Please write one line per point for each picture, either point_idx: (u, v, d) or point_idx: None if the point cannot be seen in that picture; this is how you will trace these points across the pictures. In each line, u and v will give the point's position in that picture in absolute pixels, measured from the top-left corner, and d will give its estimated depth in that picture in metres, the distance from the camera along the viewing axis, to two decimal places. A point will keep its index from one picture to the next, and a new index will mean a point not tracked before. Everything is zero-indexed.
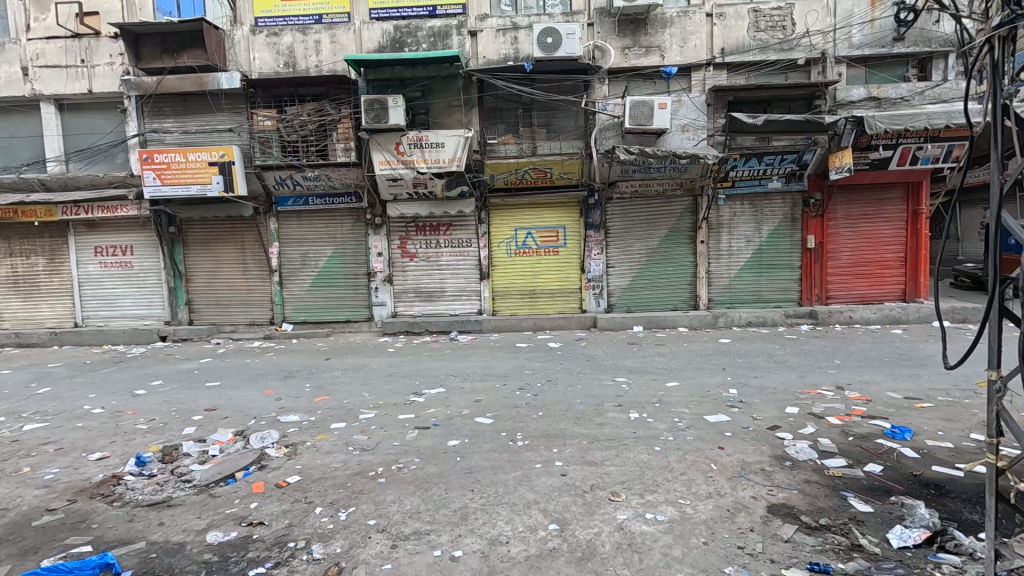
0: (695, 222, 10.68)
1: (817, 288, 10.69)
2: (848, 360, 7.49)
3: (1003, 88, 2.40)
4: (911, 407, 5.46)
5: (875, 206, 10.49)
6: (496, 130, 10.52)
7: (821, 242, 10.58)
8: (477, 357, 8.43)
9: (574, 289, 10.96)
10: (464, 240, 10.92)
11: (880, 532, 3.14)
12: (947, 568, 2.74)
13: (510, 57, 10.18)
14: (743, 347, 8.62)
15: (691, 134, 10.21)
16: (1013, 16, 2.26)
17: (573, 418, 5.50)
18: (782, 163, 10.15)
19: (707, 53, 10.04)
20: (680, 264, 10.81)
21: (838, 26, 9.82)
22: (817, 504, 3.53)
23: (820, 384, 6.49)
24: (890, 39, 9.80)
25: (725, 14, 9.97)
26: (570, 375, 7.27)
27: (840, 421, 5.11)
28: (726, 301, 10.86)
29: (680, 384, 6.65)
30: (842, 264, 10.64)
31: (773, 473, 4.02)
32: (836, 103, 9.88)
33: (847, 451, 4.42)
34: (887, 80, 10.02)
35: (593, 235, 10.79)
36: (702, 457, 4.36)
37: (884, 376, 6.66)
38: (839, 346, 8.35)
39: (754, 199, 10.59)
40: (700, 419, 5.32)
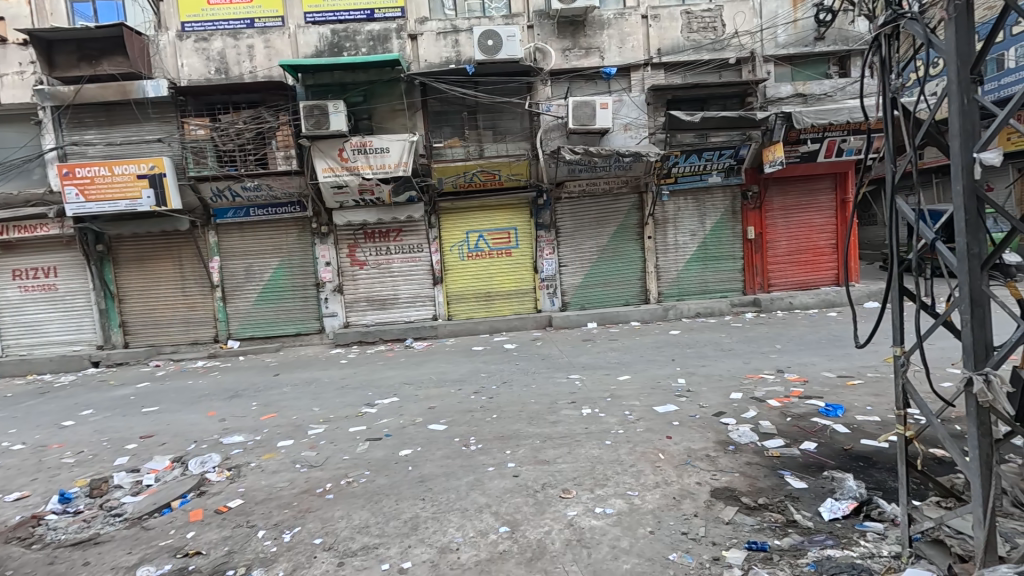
0: (641, 219, 10.97)
1: (759, 277, 11.17)
2: (788, 344, 7.86)
3: (891, 83, 2.60)
4: (844, 385, 5.79)
5: (807, 196, 11.06)
6: (442, 133, 10.43)
7: (760, 232, 11.07)
8: (432, 364, 8.32)
9: (528, 289, 11.01)
10: (415, 245, 10.77)
11: (813, 507, 3.29)
12: (871, 535, 2.90)
13: (452, 60, 10.14)
14: (692, 338, 8.91)
15: (632, 133, 10.43)
16: (894, 16, 2.47)
17: (527, 418, 5.52)
18: (721, 159, 10.51)
19: (644, 53, 10.33)
20: (630, 260, 11.06)
21: (763, 26, 10.30)
22: (757, 484, 3.67)
23: (763, 368, 6.77)
24: (812, 38, 10.37)
25: (660, 15, 10.27)
26: (525, 375, 7.31)
27: (779, 403, 5.35)
28: (676, 294, 11.18)
29: (632, 377, 6.79)
30: (781, 252, 11.15)
31: (717, 458, 4.16)
32: (766, 100, 10.35)
33: (785, 431, 4.62)
34: (811, 77, 10.57)
35: (544, 235, 10.88)
36: (650, 448, 4.46)
37: (820, 357, 7.02)
38: (780, 332, 8.75)
39: (696, 194, 10.96)
40: (649, 410, 5.45)
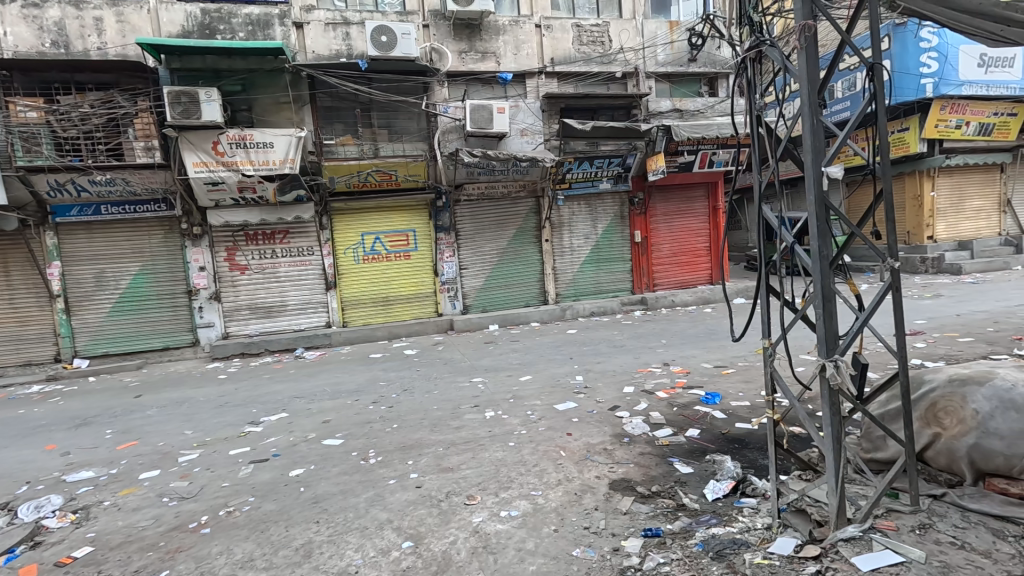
0: (538, 222, 11.27)
1: (646, 277, 12.02)
2: (672, 339, 8.54)
3: (757, 102, 2.90)
4: (720, 374, 6.40)
5: (685, 203, 12.12)
6: (333, 130, 9.87)
7: (646, 236, 11.91)
8: (326, 374, 7.81)
9: (429, 293, 10.79)
10: (304, 248, 10.05)
11: (699, 489, 3.55)
12: (747, 510, 3.19)
13: (343, 53, 9.62)
14: (587, 336, 9.33)
15: (529, 138, 10.66)
16: (758, 42, 2.77)
17: (429, 425, 5.38)
18: (610, 166, 11.11)
19: (538, 62, 10.63)
20: (529, 262, 11.31)
21: (646, 45, 11.08)
22: (650, 473, 3.90)
23: (651, 362, 7.27)
24: (686, 59, 11.39)
25: (552, 26, 10.65)
26: (427, 381, 7.13)
27: (667, 394, 5.76)
28: (573, 294, 11.64)
29: (533, 377, 6.92)
30: (665, 254, 12.09)
31: (614, 451, 4.35)
32: (648, 113, 11.17)
33: (673, 421, 4.97)
34: (686, 94, 11.61)
35: (444, 237, 10.72)
36: (552, 445, 4.57)
37: (699, 350, 7.70)
38: (665, 328, 9.48)
39: (588, 199, 11.51)
40: (550, 409, 5.58)
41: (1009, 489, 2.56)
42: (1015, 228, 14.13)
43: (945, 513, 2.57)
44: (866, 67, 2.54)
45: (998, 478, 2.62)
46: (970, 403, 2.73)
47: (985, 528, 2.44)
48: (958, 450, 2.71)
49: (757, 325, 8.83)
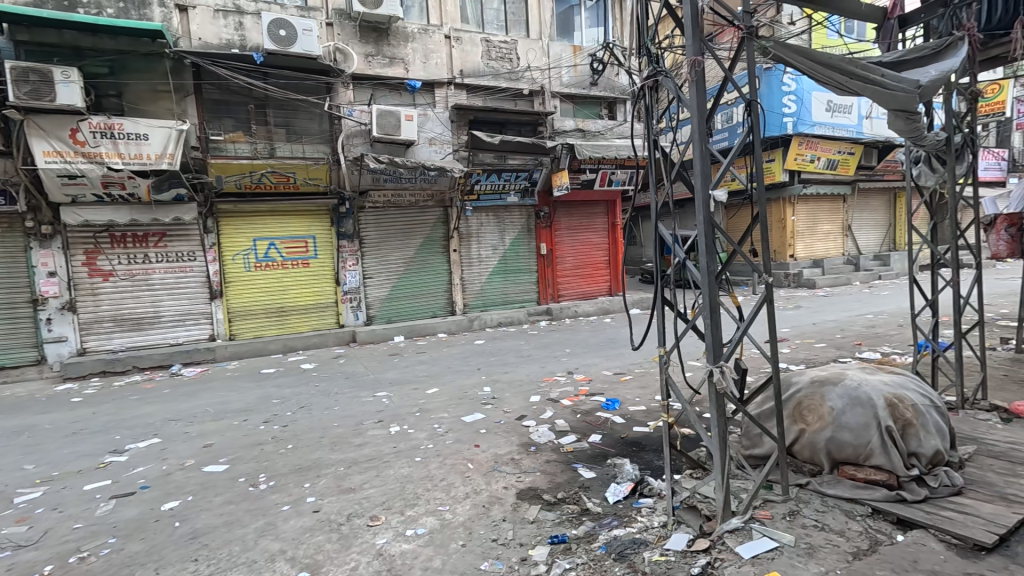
0: (446, 232, 11.20)
1: (551, 288, 12.40)
2: (575, 348, 8.88)
3: (653, 127, 3.12)
4: (619, 381, 6.76)
5: (587, 218, 12.73)
6: (222, 125, 9.04)
7: (551, 248, 12.31)
8: (208, 393, 7.05)
9: (329, 303, 10.22)
10: (183, 253, 9.04)
11: (601, 493, 3.69)
12: (645, 510, 3.37)
13: (235, 44, 8.90)
14: (495, 346, 9.40)
15: (438, 147, 10.59)
16: (655, 72, 2.99)
17: (328, 444, 5.06)
18: (517, 180, 11.37)
19: (447, 72, 10.63)
20: (437, 272, 11.17)
21: (551, 65, 11.55)
22: (556, 480, 3.98)
23: (556, 371, 7.49)
24: (589, 82, 12.02)
25: (462, 39, 10.73)
26: (327, 396, 6.72)
27: (571, 402, 5.96)
28: (480, 305, 11.67)
29: (440, 390, 6.80)
30: (569, 267, 12.57)
31: (521, 460, 4.40)
32: (553, 131, 11.61)
33: (576, 427, 5.14)
34: (588, 116, 12.26)
35: (346, 245, 10.24)
36: (460, 458, 4.50)
37: (600, 358, 8.08)
38: (568, 337, 9.84)
39: (496, 211, 11.66)
40: (458, 421, 5.52)
41: (857, 474, 2.95)
42: (855, 249, 16.62)
43: (808, 500, 2.91)
44: (745, 103, 2.84)
45: (849, 465, 3.01)
46: (827, 401, 3.11)
47: (839, 510, 2.78)
48: (818, 443, 3.08)
49: (652, 334, 9.49)
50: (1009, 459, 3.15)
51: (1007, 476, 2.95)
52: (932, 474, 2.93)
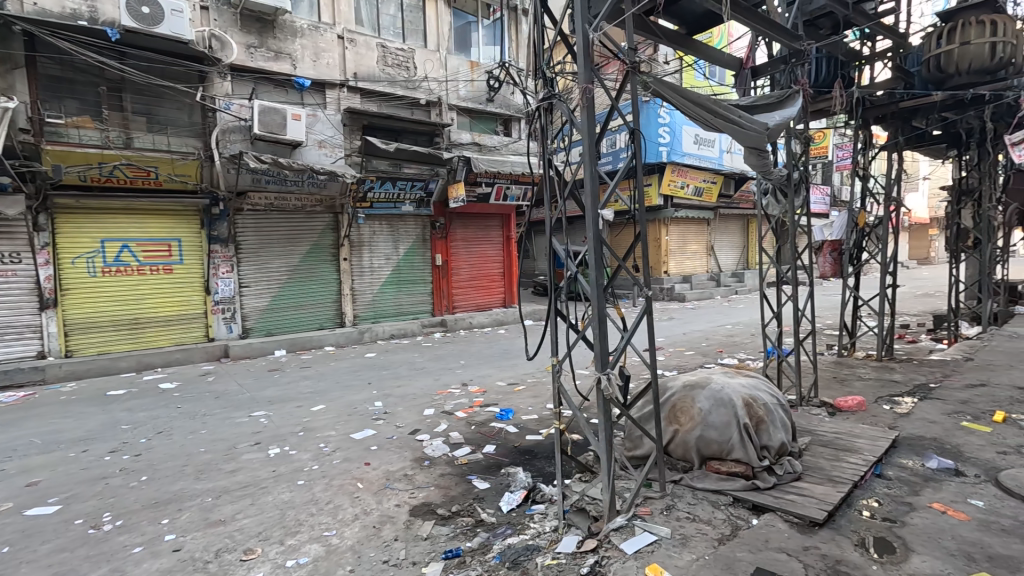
0: (336, 240, 10.66)
1: (446, 299, 12.32)
2: (470, 360, 8.90)
3: (548, 147, 3.26)
4: (512, 391, 6.89)
5: (483, 231, 12.90)
6: (62, 106, 7.75)
7: (446, 259, 12.26)
8: (35, 421, 5.92)
9: (197, 314, 9.17)
10: (5, 254, 7.55)
11: (495, 503, 3.72)
12: (538, 516, 3.45)
13: (83, 16, 7.72)
14: (388, 359, 9.10)
15: (328, 151, 10.06)
16: (549, 95, 3.13)
17: (194, 472, 4.50)
18: (413, 190, 11.19)
19: (340, 74, 10.20)
20: (324, 281, 10.55)
21: (448, 78, 11.60)
22: (450, 493, 3.93)
23: (450, 383, 7.42)
24: (485, 98, 12.27)
25: (356, 41, 10.36)
26: (192, 419, 5.99)
27: (465, 414, 5.95)
28: (371, 316, 11.21)
29: (326, 407, 6.39)
30: (464, 278, 12.61)
31: (414, 476, 4.28)
32: (450, 142, 11.65)
33: (471, 439, 5.14)
34: (484, 130, 12.48)
35: (219, 250, 9.29)
36: (348, 478, 4.26)
37: (494, 369, 8.18)
38: (463, 349, 9.85)
39: (390, 220, 11.37)
40: (346, 439, 5.22)
41: (721, 468, 3.30)
42: (717, 267, 18.75)
43: (681, 494, 3.19)
44: (629, 130, 3.08)
45: (714, 460, 3.36)
46: (696, 402, 3.44)
47: (707, 501, 3.09)
48: (690, 442, 3.40)
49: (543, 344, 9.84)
50: (834, 446, 3.74)
51: (833, 461, 3.49)
52: (779, 463, 3.38)
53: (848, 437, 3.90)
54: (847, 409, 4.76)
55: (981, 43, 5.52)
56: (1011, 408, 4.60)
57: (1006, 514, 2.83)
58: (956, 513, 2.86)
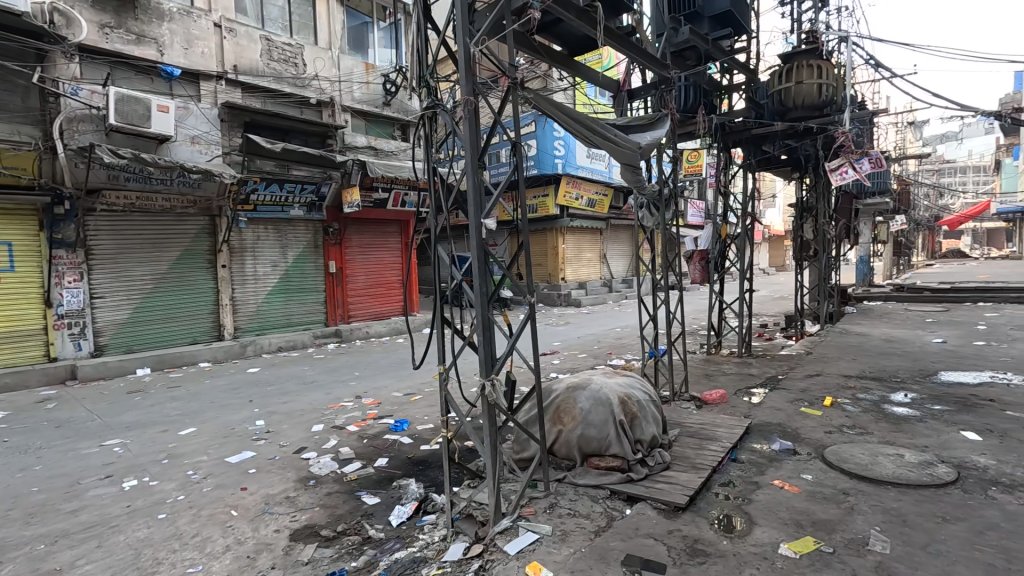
0: (213, 245, 9.73)
1: (340, 308, 11.76)
2: (365, 371, 8.57)
3: (432, 155, 3.28)
4: (408, 401, 6.74)
5: (380, 237, 12.54)
6: None
7: (341, 267, 11.73)
8: None
9: (34, 330, 7.85)
10: None
11: (384, 518, 3.61)
12: (428, 526, 3.42)
13: None
14: (274, 373, 8.48)
15: (202, 148, 9.17)
16: (433, 104, 3.16)
17: (22, 517, 3.83)
18: (302, 193, 10.59)
19: (217, 65, 9.39)
20: (199, 290, 9.58)
21: (341, 78, 11.15)
22: (335, 513, 3.74)
23: (343, 396, 7.08)
24: (381, 102, 11.99)
25: (236, 31, 9.61)
26: (24, 454, 5.09)
27: (357, 427, 5.71)
28: (255, 328, 10.37)
29: (198, 429, 5.78)
30: (360, 286, 12.13)
31: (296, 497, 4.02)
32: (343, 145, 11.18)
33: (362, 453, 4.95)
34: (380, 134, 12.16)
35: (63, 256, 8.06)
36: (220, 507, 3.89)
37: (389, 379, 7.96)
38: (358, 359, 9.48)
39: (277, 224, 10.63)
40: (220, 463, 4.77)
41: (600, 464, 3.50)
42: (610, 274, 19.93)
43: (564, 492, 3.34)
44: (511, 144, 3.19)
45: (594, 456, 3.56)
46: (578, 402, 3.63)
47: (587, 497, 3.26)
48: (572, 440, 3.58)
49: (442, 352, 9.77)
50: (698, 436, 4.14)
51: (697, 449, 3.87)
52: (651, 455, 3.67)
53: (711, 427, 4.34)
54: (712, 402, 5.30)
55: (811, 83, 6.51)
56: (837, 393, 5.42)
57: (828, 485, 3.33)
58: (791, 488, 3.30)
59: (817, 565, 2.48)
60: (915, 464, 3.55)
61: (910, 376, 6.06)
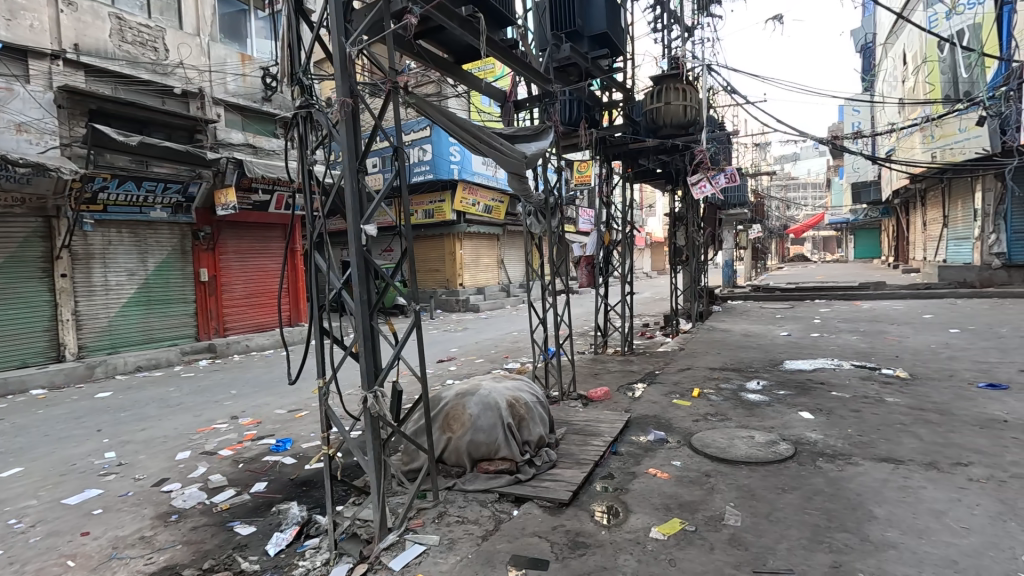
0: (49, 251, 8.33)
1: (214, 320, 10.66)
2: (243, 388, 7.84)
3: (309, 157, 3.12)
4: (292, 418, 6.29)
5: (261, 242, 11.61)
6: None
7: (214, 275, 10.64)
8: None
9: None
10: None
11: (260, 548, 3.31)
12: (309, 552, 3.20)
13: None
14: (131, 397, 7.45)
15: (30, 137, 7.81)
16: (308, 103, 2.99)
17: None
18: (165, 193, 9.45)
19: (53, 42, 8.10)
20: (29, 304, 8.13)
21: (212, 68, 10.17)
22: (202, 549, 3.35)
23: (215, 418, 6.42)
24: (261, 97, 11.16)
25: (77, 5, 8.34)
26: None
27: (232, 451, 5.20)
28: (106, 346, 9.03)
29: (25, 469, 4.88)
30: (237, 295, 11.11)
31: (154, 537, 3.54)
32: (216, 141, 10.20)
33: (236, 479, 4.51)
34: (260, 131, 11.30)
35: None
36: (53, 559, 3.31)
37: (272, 396, 7.36)
38: (236, 376, 8.66)
39: (134, 227, 9.39)
40: (55, 507, 4.06)
41: (489, 468, 3.54)
42: (507, 279, 20.29)
43: (453, 499, 3.33)
44: (393, 149, 3.12)
45: (484, 461, 3.59)
46: (467, 409, 3.64)
47: (476, 502, 3.28)
48: (461, 447, 3.58)
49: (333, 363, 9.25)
50: (584, 433, 4.35)
51: (582, 445, 4.07)
52: (538, 454, 3.78)
53: (595, 423, 4.60)
54: (597, 399, 5.62)
55: (678, 104, 7.25)
56: (704, 385, 6.02)
57: (693, 469, 3.67)
58: (663, 474, 3.60)
59: (681, 543, 2.72)
60: (763, 443, 4.05)
61: (762, 366, 6.92)
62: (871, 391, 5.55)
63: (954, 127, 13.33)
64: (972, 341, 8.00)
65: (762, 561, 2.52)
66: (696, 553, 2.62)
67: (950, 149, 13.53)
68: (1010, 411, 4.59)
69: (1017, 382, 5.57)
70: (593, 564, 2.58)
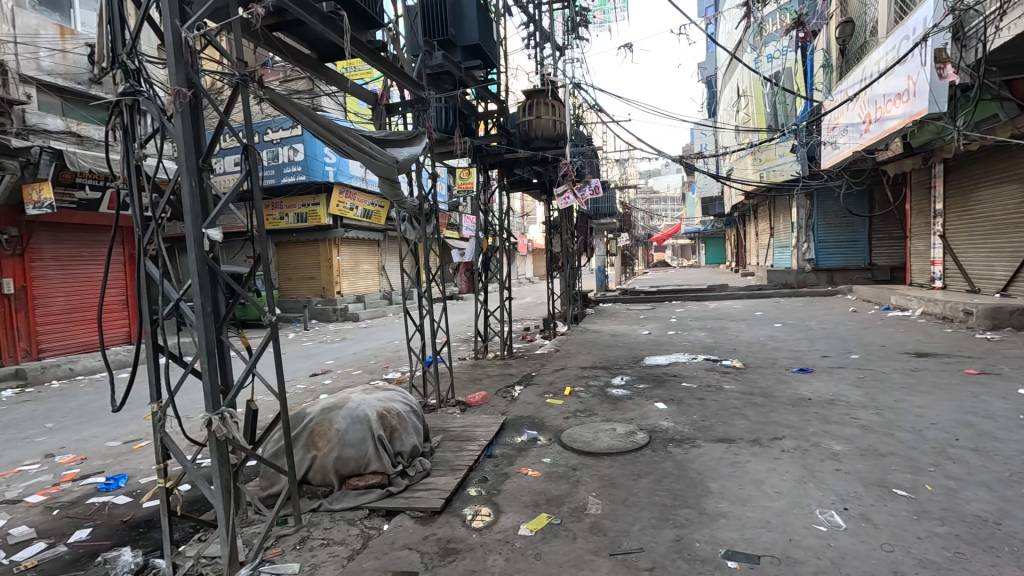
0: None
1: (23, 340, 8.86)
2: (63, 421, 6.59)
3: (133, 151, 2.75)
4: (129, 450, 5.45)
5: (87, 248, 9.96)
6: None
7: (23, 286, 8.87)
8: None
9: None
10: None
11: None
12: None
13: None
14: None
15: None
16: (132, 90, 2.64)
17: None
18: None
19: None
20: None
21: (17, 39, 8.52)
22: None
23: (22, 459, 5.31)
24: (86, 78, 9.61)
25: None
26: None
27: (43, 497, 4.34)
28: None
29: None
30: (55, 311, 9.39)
31: None
32: (24, 126, 8.47)
33: (49, 530, 3.78)
34: (86, 118, 9.72)
35: None
36: None
37: (102, 428, 6.29)
38: (55, 406, 7.26)
39: None
40: None
41: (359, 483, 3.39)
42: (388, 286, 19.67)
43: (318, 521, 3.13)
44: (241, 147, 2.86)
45: (353, 478, 3.44)
46: (334, 424, 3.46)
47: (343, 521, 3.12)
48: (327, 464, 3.39)
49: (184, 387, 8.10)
50: (459, 438, 4.37)
51: (457, 451, 4.08)
52: (412, 464, 3.70)
53: (471, 428, 4.64)
54: (474, 404, 5.69)
55: (549, 119, 7.69)
56: (575, 383, 6.37)
57: (562, 464, 3.87)
58: (534, 472, 3.75)
59: (547, 537, 2.84)
60: (623, 434, 4.41)
61: (626, 363, 7.55)
62: (713, 380, 6.32)
63: (775, 153, 15.76)
64: (790, 333, 9.51)
65: (617, 543, 2.73)
66: (561, 544, 2.76)
67: (773, 171, 15.99)
68: (814, 391, 5.53)
69: (819, 366, 6.72)
70: (462, 569, 2.59)
